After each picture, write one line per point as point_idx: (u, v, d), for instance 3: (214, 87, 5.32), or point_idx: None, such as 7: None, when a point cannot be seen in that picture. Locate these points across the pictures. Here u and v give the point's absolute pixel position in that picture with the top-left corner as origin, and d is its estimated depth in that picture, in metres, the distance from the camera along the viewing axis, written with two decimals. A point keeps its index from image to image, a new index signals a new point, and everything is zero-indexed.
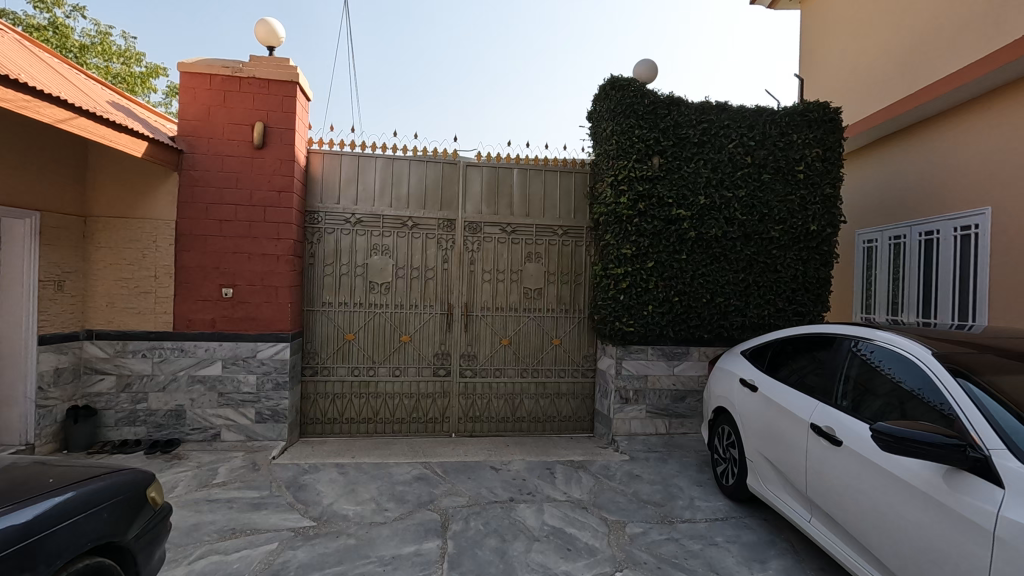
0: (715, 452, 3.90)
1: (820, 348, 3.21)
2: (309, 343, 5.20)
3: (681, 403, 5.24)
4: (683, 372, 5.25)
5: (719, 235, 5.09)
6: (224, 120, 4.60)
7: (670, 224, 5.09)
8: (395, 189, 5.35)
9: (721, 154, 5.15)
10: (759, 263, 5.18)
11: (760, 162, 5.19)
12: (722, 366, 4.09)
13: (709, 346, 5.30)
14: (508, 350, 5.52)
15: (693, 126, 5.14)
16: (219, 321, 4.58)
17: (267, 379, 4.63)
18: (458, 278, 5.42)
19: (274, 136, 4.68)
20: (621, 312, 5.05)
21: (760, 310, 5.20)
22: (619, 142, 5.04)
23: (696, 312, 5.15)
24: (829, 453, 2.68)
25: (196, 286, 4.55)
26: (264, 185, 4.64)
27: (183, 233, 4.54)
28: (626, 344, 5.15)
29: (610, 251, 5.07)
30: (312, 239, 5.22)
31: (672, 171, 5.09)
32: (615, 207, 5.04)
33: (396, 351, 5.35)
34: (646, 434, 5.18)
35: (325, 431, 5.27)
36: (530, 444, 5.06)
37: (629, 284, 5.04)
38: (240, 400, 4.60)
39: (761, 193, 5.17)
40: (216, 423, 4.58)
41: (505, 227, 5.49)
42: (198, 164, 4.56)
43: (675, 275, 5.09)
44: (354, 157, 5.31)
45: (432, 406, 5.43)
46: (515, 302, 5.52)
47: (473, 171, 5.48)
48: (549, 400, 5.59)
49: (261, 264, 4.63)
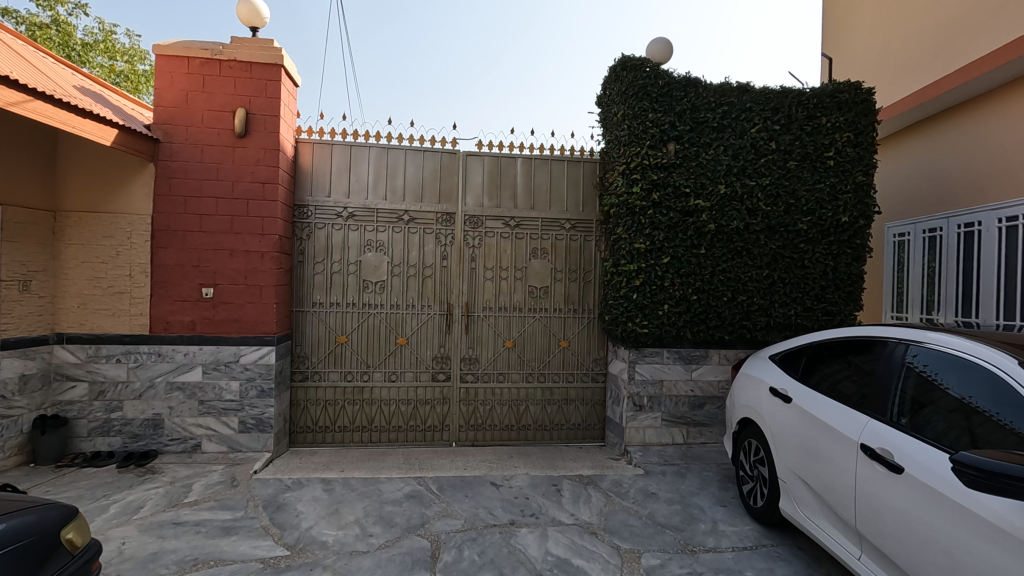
0: (741, 468, 3.49)
1: (863, 354, 2.79)
2: (298, 346, 4.86)
3: (700, 411, 4.83)
4: (702, 377, 4.83)
5: (742, 227, 4.67)
6: (203, 108, 4.27)
7: (687, 216, 4.67)
8: (390, 181, 4.99)
9: (743, 140, 4.72)
10: (784, 258, 4.76)
11: (786, 148, 4.76)
12: (747, 371, 3.69)
13: (729, 348, 4.88)
14: (512, 353, 5.14)
15: (712, 109, 4.72)
16: (199, 323, 4.26)
17: (252, 386, 4.30)
18: (458, 276, 5.05)
19: (257, 123, 4.34)
20: (634, 313, 4.65)
21: (786, 309, 4.77)
22: (631, 128, 4.64)
23: (716, 312, 4.73)
24: (884, 479, 2.26)
25: (174, 285, 4.23)
26: (246, 176, 4.31)
27: (159, 228, 4.22)
28: (640, 347, 4.75)
29: (622, 246, 4.67)
30: (301, 235, 4.88)
31: (689, 158, 4.68)
32: (627, 197, 4.63)
33: (392, 354, 4.99)
34: (661, 445, 4.77)
35: (317, 440, 4.92)
36: (536, 456, 4.67)
37: (643, 281, 4.64)
38: (222, 408, 4.27)
39: (787, 181, 4.74)
40: (197, 433, 4.25)
41: (509, 221, 5.11)
42: (176, 154, 4.24)
43: (693, 272, 4.67)
44: (346, 147, 4.96)
45: (432, 413, 5.07)
46: (520, 302, 5.14)
47: (474, 161, 5.11)
48: (556, 408, 5.20)
49: (244, 262, 4.30)
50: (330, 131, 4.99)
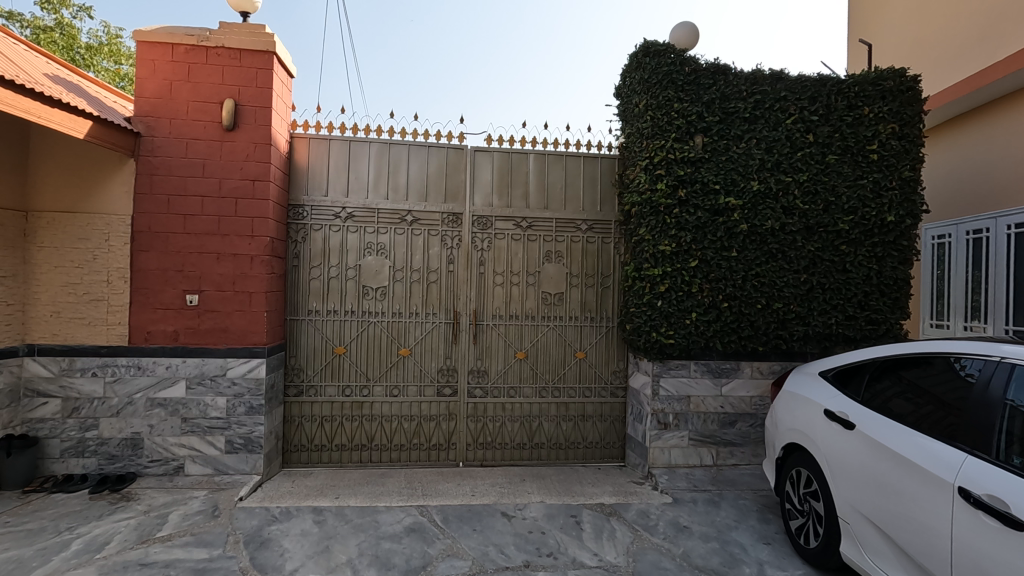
0: (787, 501, 3.06)
1: (945, 378, 2.36)
2: (293, 358, 4.49)
3: (731, 430, 4.40)
4: (732, 392, 4.40)
5: (777, 227, 4.24)
6: (188, 99, 3.92)
7: (717, 216, 4.26)
8: (392, 179, 4.62)
9: (778, 132, 4.30)
10: (823, 262, 4.32)
11: (825, 141, 4.34)
12: (791, 390, 3.26)
13: (763, 360, 4.44)
14: (524, 366, 4.74)
15: (743, 98, 4.31)
16: (183, 333, 3.89)
17: (239, 403, 3.93)
18: (466, 281, 4.65)
19: (247, 116, 3.98)
20: (659, 321, 4.24)
21: (826, 318, 4.32)
22: (655, 119, 4.24)
23: (749, 320, 4.29)
24: (990, 535, 1.84)
25: (156, 292, 3.87)
26: (235, 173, 3.96)
27: (140, 230, 3.86)
28: (665, 359, 4.33)
29: (645, 248, 4.26)
30: (296, 237, 4.51)
31: (718, 152, 4.28)
32: (651, 195, 4.22)
33: (394, 366, 4.61)
34: (687, 466, 4.35)
35: (312, 460, 4.53)
36: (551, 479, 4.25)
37: (668, 287, 4.22)
38: (207, 426, 3.90)
39: (826, 177, 4.32)
40: (179, 454, 3.88)
41: (520, 222, 4.72)
42: (159, 149, 3.89)
43: (724, 276, 4.25)
44: (345, 142, 4.59)
45: (437, 430, 4.67)
46: (532, 309, 4.74)
47: (482, 157, 4.73)
48: (572, 424, 4.79)
49: (233, 266, 3.95)
50: (328, 125, 4.63)
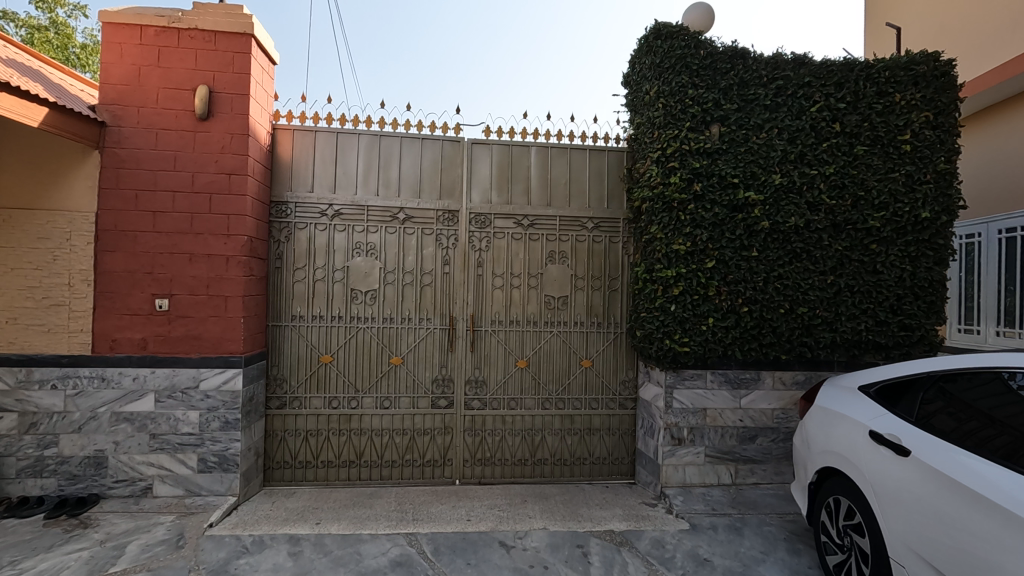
0: (823, 532, 2.71)
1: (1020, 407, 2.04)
2: (275, 368, 4.16)
3: (751, 446, 4.03)
4: (752, 405, 4.04)
5: (801, 224, 3.89)
6: (159, 85, 3.60)
7: (735, 212, 3.91)
8: (383, 174, 4.28)
9: (801, 121, 3.95)
10: (852, 262, 3.96)
11: (853, 130, 3.98)
12: (825, 405, 2.91)
13: (786, 370, 4.07)
14: (525, 375, 4.39)
15: (763, 84, 3.96)
16: (151, 341, 3.56)
17: (214, 417, 3.60)
18: (462, 284, 4.31)
19: (222, 104, 3.66)
20: (673, 327, 3.88)
21: (855, 323, 3.95)
22: (667, 107, 3.90)
23: (771, 326, 3.92)
24: None
25: (122, 296, 3.54)
26: (209, 166, 3.63)
27: (105, 228, 3.54)
28: (679, 368, 3.97)
29: (657, 247, 3.91)
30: (279, 237, 4.18)
31: (736, 142, 3.92)
32: (664, 189, 3.87)
33: (385, 376, 4.26)
34: (703, 486, 3.99)
35: (296, 478, 4.18)
36: (555, 500, 3.90)
37: (682, 289, 3.86)
38: (178, 443, 3.57)
39: (854, 169, 3.96)
40: (148, 473, 3.55)
41: (521, 220, 4.37)
42: (126, 140, 3.57)
43: (743, 278, 3.89)
44: (332, 134, 4.26)
45: (432, 445, 4.32)
46: (534, 314, 4.39)
47: (480, 151, 4.40)
48: (578, 438, 4.43)
49: (207, 268, 3.62)
50: (314, 116, 4.30)
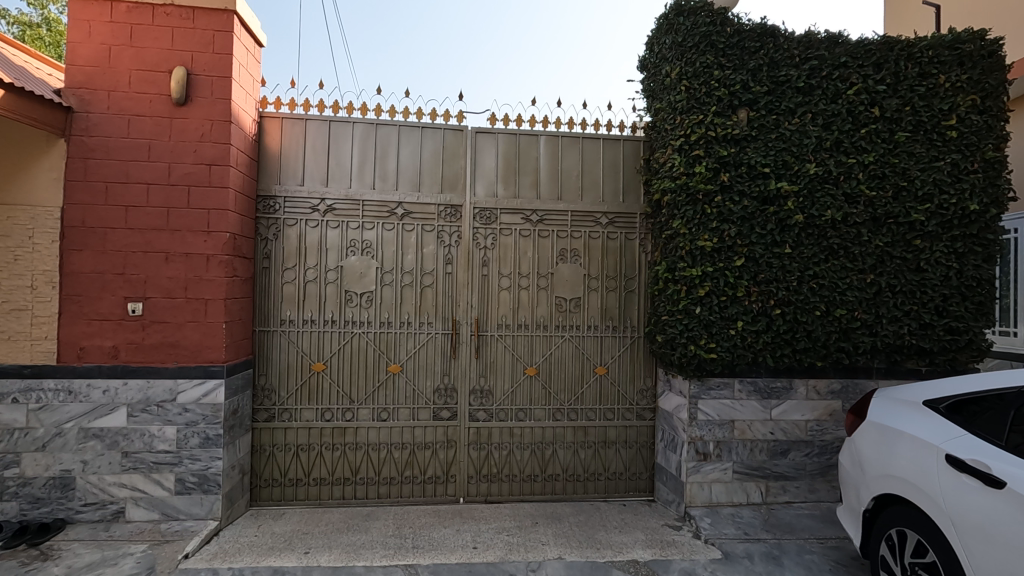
0: (883, 569, 2.39)
1: None
2: (263, 377, 3.81)
3: (782, 461, 3.69)
4: (784, 416, 3.69)
5: (838, 218, 3.54)
6: (131, 67, 3.26)
7: (766, 205, 3.56)
8: (380, 166, 3.95)
9: (837, 105, 3.60)
10: (893, 260, 3.61)
11: (893, 115, 3.63)
12: (881, 422, 2.56)
13: (821, 378, 3.72)
14: (535, 384, 4.05)
15: (796, 65, 3.61)
16: (124, 350, 3.22)
17: (192, 433, 3.26)
18: (466, 286, 3.97)
19: (201, 87, 3.32)
20: (698, 331, 3.53)
21: (896, 327, 3.61)
22: (690, 90, 3.56)
23: (806, 330, 3.56)
24: None
25: (92, 299, 3.20)
26: (187, 156, 3.30)
27: (72, 224, 3.20)
28: (704, 376, 3.62)
29: (679, 244, 3.57)
30: (266, 234, 3.83)
31: (767, 129, 3.57)
32: (688, 179, 3.52)
33: (383, 385, 3.92)
34: (731, 505, 3.64)
35: (286, 497, 3.83)
36: (569, 521, 3.56)
37: (708, 290, 3.52)
38: (153, 462, 3.24)
39: (894, 158, 3.61)
40: (119, 496, 3.21)
41: (529, 216, 4.04)
42: (95, 128, 3.23)
43: (775, 277, 3.54)
44: (324, 122, 3.92)
45: (433, 461, 3.97)
46: (544, 318, 4.05)
47: (485, 140, 4.05)
48: (592, 452, 4.09)
49: (185, 268, 3.29)
50: (305, 103, 3.95)
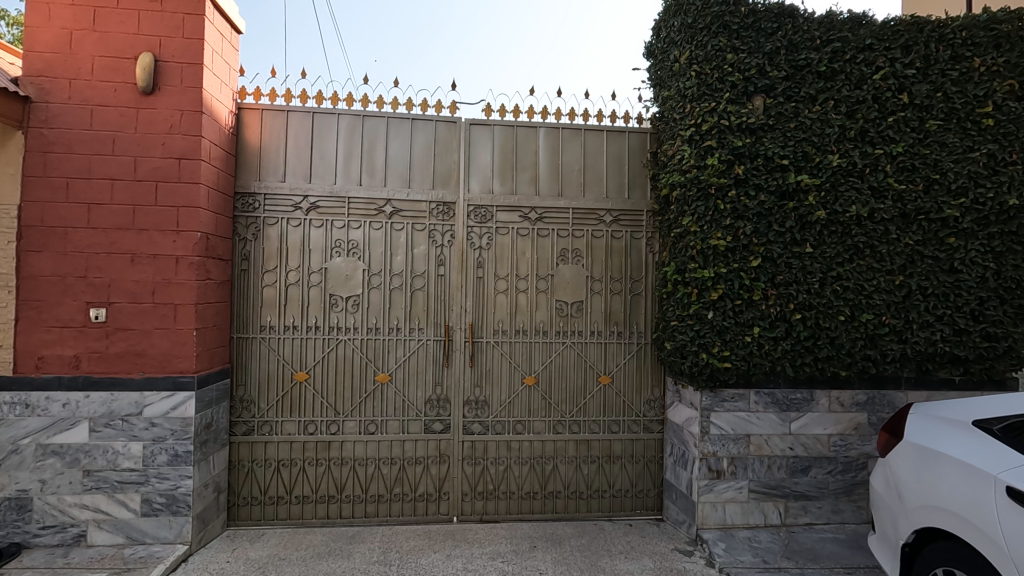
0: None
1: None
2: (242, 388, 3.56)
3: (802, 479, 3.39)
4: (804, 430, 3.39)
5: (864, 214, 3.24)
6: (94, 53, 3.01)
7: (785, 200, 3.27)
8: (367, 160, 3.68)
9: (862, 91, 3.30)
10: (924, 260, 3.30)
11: (924, 102, 3.32)
12: (923, 443, 2.26)
13: (845, 389, 3.42)
14: (534, 394, 3.77)
15: (817, 48, 3.31)
16: (86, 359, 2.97)
17: (160, 449, 3.01)
18: (460, 289, 3.69)
19: (170, 75, 3.07)
20: (711, 338, 3.24)
21: (927, 333, 3.30)
22: (701, 76, 3.27)
23: (829, 337, 3.27)
24: None
25: (51, 305, 2.95)
26: (155, 149, 3.05)
27: (29, 223, 2.94)
28: (717, 387, 3.33)
29: (690, 243, 3.28)
30: (245, 234, 3.57)
31: (785, 117, 3.28)
32: (699, 172, 3.24)
33: (370, 396, 3.65)
34: (746, 527, 3.35)
35: (266, 517, 3.57)
36: (570, 545, 3.28)
37: (722, 293, 3.23)
38: (117, 482, 2.99)
39: (925, 148, 3.30)
40: (81, 518, 2.96)
41: (527, 214, 3.76)
42: (55, 119, 2.97)
43: (795, 279, 3.24)
44: (306, 114, 3.66)
45: (426, 477, 3.70)
46: (544, 323, 3.76)
47: (480, 133, 3.78)
48: (595, 467, 3.80)
49: (152, 270, 3.03)
50: (287, 94, 3.69)
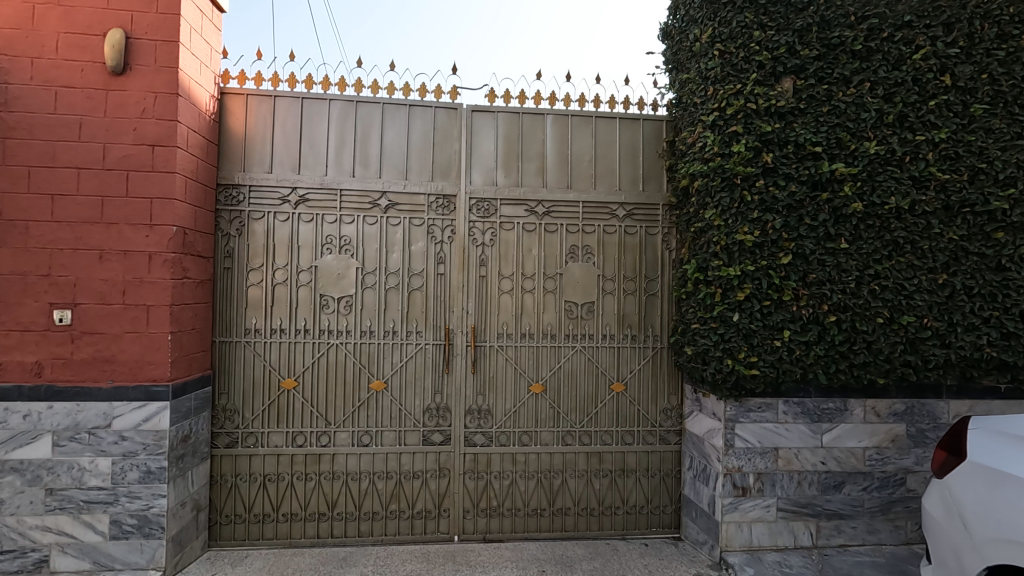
0: None
1: None
2: (225, 396, 3.28)
3: (835, 496, 3.10)
4: (837, 443, 3.11)
5: (904, 206, 2.96)
6: (59, 29, 2.73)
7: (817, 191, 2.99)
8: (361, 150, 3.41)
9: (900, 72, 3.00)
10: (969, 257, 3.00)
11: (968, 84, 3.01)
12: (989, 465, 1.98)
13: (881, 398, 3.13)
14: (541, 403, 3.48)
15: (851, 24, 3.01)
16: (49, 367, 2.69)
17: (131, 466, 2.73)
18: (461, 289, 3.41)
19: (142, 53, 2.80)
20: (737, 342, 2.95)
21: (973, 337, 3.00)
22: (725, 56, 2.99)
23: (865, 341, 2.98)
24: None
25: (9, 306, 2.66)
26: (125, 135, 2.77)
27: None
28: (742, 397, 3.04)
29: (713, 238, 3.00)
30: (228, 229, 3.29)
31: (817, 101, 3.00)
32: (723, 160, 2.96)
33: (364, 405, 3.37)
34: (774, 550, 3.06)
35: (251, 536, 3.29)
36: (581, 569, 3.01)
37: (749, 294, 2.95)
38: (83, 501, 2.71)
39: (970, 135, 3.00)
40: (44, 541, 2.69)
41: (534, 208, 3.48)
42: (15, 101, 2.70)
43: (828, 278, 2.97)
44: (295, 100, 3.38)
45: (424, 493, 3.42)
46: (552, 326, 3.48)
47: (482, 121, 3.50)
48: (608, 482, 3.52)
49: (122, 268, 2.75)
50: (274, 78, 3.41)
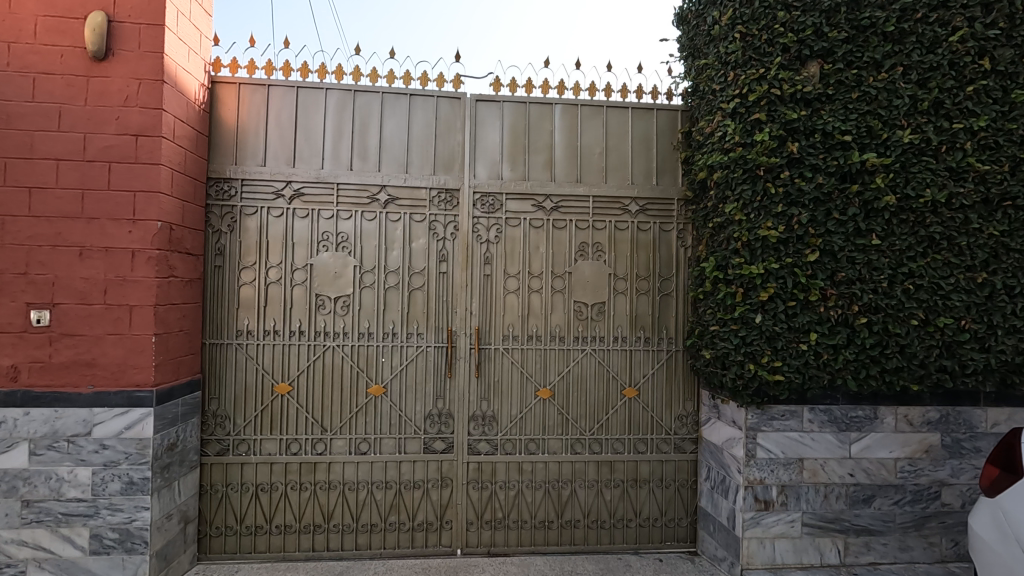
0: None
1: None
2: (217, 401, 3.11)
3: (864, 511, 2.90)
4: (866, 453, 2.90)
5: (940, 200, 2.74)
6: (37, 12, 2.57)
7: (845, 183, 2.79)
8: (359, 141, 3.23)
9: (936, 55, 2.77)
10: (1010, 254, 2.78)
11: (1009, 68, 2.77)
12: None
13: (914, 405, 2.92)
14: (549, 409, 3.29)
15: (882, 5, 2.80)
16: (25, 371, 2.53)
17: (112, 476, 2.57)
18: (464, 288, 3.23)
19: (125, 38, 2.63)
20: (760, 346, 2.75)
21: (1015, 341, 2.78)
22: (746, 39, 2.80)
23: (898, 344, 2.77)
24: None
25: None
26: (108, 125, 2.61)
27: None
28: (765, 404, 2.84)
29: (734, 234, 2.81)
30: (220, 225, 3.13)
31: (846, 86, 2.79)
32: (745, 150, 2.77)
33: (362, 411, 3.20)
34: (799, 568, 2.86)
35: (242, 549, 3.12)
36: None
37: (772, 293, 2.75)
38: (62, 514, 2.55)
39: (1012, 122, 2.77)
40: (20, 556, 2.53)
41: (542, 203, 3.30)
42: None
43: (858, 277, 2.76)
44: (290, 89, 3.21)
45: (426, 504, 3.24)
46: (561, 327, 3.29)
47: (487, 111, 3.32)
48: (619, 492, 3.33)
49: (104, 266, 2.59)
50: (268, 66, 3.24)
